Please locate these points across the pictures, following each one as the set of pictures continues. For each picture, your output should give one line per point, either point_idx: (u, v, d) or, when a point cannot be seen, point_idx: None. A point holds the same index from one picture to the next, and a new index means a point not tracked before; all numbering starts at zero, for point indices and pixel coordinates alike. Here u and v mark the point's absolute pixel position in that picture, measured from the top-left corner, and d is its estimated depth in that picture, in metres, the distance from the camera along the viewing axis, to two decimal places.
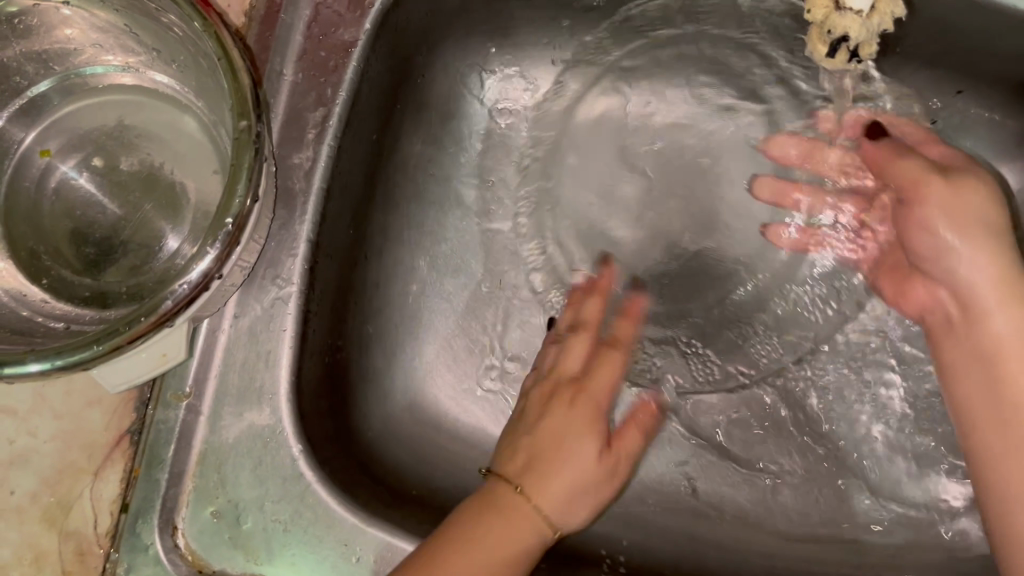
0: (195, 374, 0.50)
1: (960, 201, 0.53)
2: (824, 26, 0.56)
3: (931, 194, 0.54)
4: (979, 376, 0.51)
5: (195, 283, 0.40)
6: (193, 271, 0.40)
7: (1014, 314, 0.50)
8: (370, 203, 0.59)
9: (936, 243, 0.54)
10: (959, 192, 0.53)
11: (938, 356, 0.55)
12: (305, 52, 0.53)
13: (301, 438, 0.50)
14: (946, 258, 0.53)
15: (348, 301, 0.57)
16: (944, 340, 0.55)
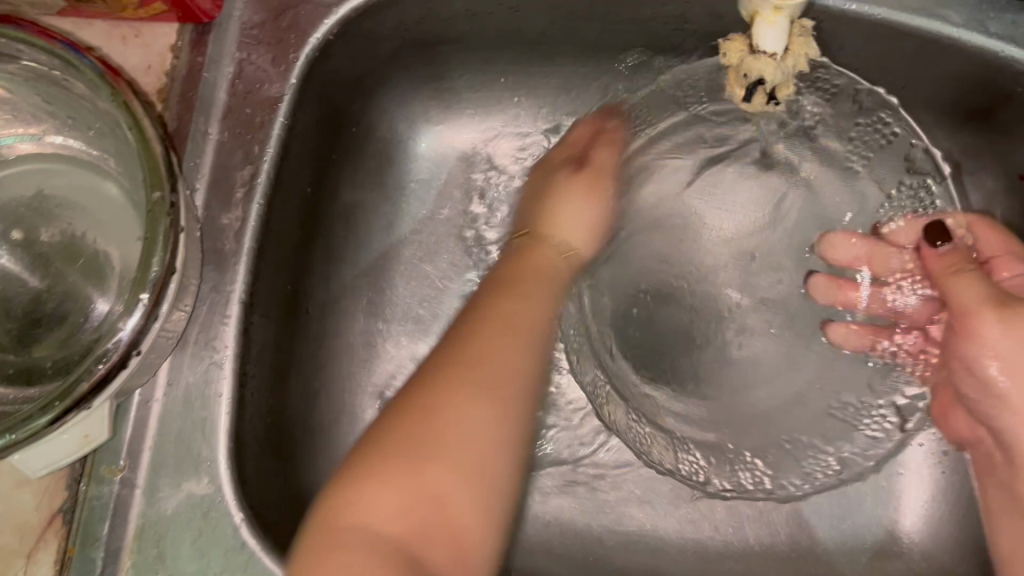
0: (129, 447, 0.49)
1: (1012, 314, 0.49)
2: (739, 69, 0.52)
3: (983, 327, 0.49)
4: (1021, 527, 0.51)
5: (116, 360, 0.39)
6: (119, 336, 0.39)
7: None
8: (308, 257, 0.58)
9: (973, 378, 0.53)
10: (1013, 333, 0.48)
11: (985, 497, 0.55)
12: (229, 110, 0.51)
13: (243, 505, 0.48)
14: (1004, 404, 0.52)
15: (289, 358, 0.56)
16: (989, 482, 0.55)
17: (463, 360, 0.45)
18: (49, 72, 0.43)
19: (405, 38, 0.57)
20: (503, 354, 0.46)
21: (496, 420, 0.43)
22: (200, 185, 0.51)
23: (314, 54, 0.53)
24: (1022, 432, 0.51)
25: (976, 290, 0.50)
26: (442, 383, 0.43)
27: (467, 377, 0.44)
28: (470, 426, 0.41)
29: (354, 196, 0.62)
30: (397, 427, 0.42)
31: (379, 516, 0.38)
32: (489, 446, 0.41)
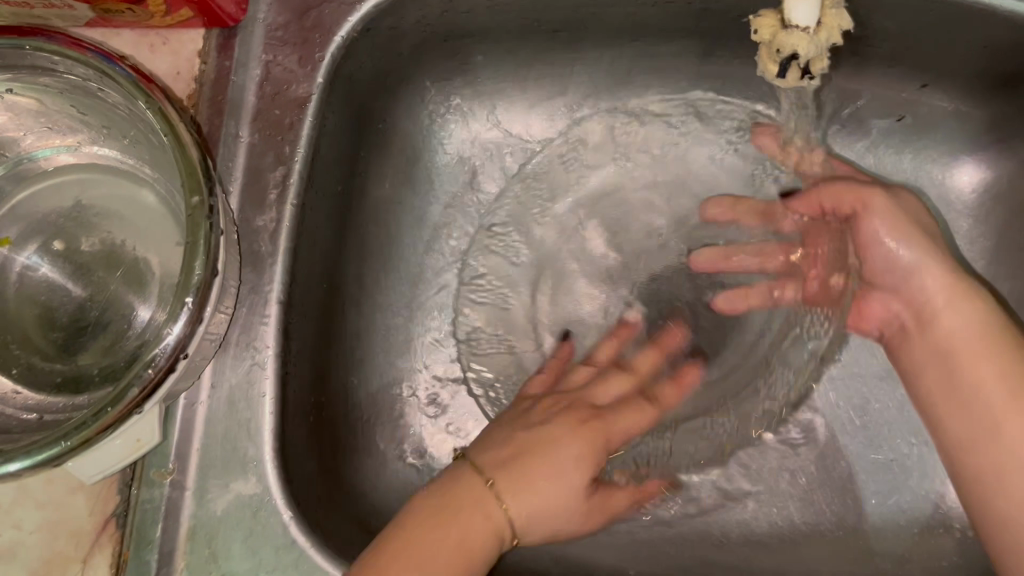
0: (178, 449, 0.49)
1: (907, 218, 0.53)
2: (772, 45, 0.51)
3: (878, 210, 0.53)
4: (966, 373, 0.48)
5: (163, 368, 0.39)
6: (165, 342, 0.39)
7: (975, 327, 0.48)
8: (340, 255, 0.58)
9: (898, 273, 0.52)
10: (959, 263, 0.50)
11: (906, 366, 0.53)
12: (259, 111, 0.52)
13: (291, 504, 0.49)
14: (909, 275, 0.52)
15: (326, 356, 0.57)
16: (904, 348, 0.54)
17: (537, 460, 0.47)
18: (81, 82, 0.44)
19: (427, 32, 0.57)
20: (535, 501, 0.45)
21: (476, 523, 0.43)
22: (234, 188, 0.51)
23: (339, 52, 0.53)
24: (938, 327, 0.50)
25: (886, 201, 0.53)
26: (421, 532, 0.42)
27: (460, 527, 0.43)
28: (433, 545, 0.42)
29: (382, 192, 0.62)
30: (418, 524, 0.43)
31: None
32: (477, 556, 0.42)
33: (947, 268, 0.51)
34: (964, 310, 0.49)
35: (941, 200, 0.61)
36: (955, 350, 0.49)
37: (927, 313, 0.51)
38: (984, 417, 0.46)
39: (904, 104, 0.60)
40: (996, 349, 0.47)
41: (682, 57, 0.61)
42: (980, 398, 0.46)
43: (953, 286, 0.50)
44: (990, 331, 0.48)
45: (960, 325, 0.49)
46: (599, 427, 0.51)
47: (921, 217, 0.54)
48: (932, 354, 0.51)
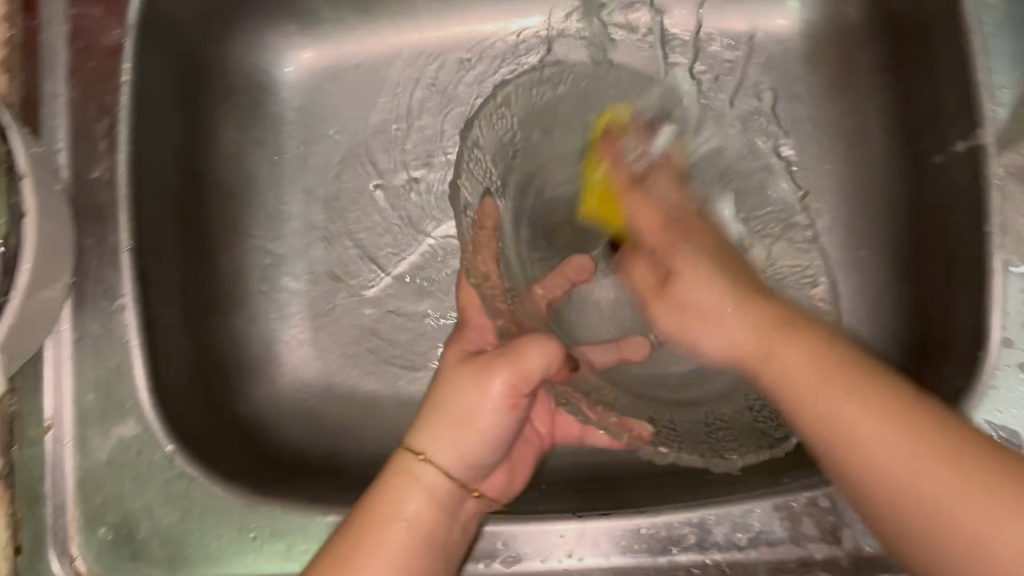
0: (53, 405, 0.50)
1: (721, 250, 0.47)
2: None
3: (687, 273, 0.45)
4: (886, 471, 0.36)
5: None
6: None
7: (861, 406, 0.37)
8: (195, 199, 0.59)
9: (705, 315, 0.44)
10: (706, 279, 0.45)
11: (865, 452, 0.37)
12: (74, 66, 0.52)
13: (173, 437, 0.51)
14: (703, 319, 0.44)
15: (197, 299, 0.58)
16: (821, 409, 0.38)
17: None
18: None
19: None
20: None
21: None
22: (62, 144, 0.52)
23: None
24: (814, 432, 0.39)
25: (695, 241, 0.47)
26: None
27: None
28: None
29: (231, 134, 0.62)
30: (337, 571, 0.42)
31: None
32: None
33: (765, 312, 0.42)
34: (874, 415, 0.37)
35: (777, 46, 0.63)
36: (826, 415, 0.38)
37: (777, 385, 0.41)
38: (854, 465, 0.37)
39: None
40: (902, 410, 0.37)
41: None
42: (894, 486, 0.35)
43: (777, 343, 0.41)
44: (873, 401, 0.37)
45: (730, 322, 0.43)
46: (435, 401, 0.46)
47: (693, 299, 0.44)
48: (812, 403, 0.39)
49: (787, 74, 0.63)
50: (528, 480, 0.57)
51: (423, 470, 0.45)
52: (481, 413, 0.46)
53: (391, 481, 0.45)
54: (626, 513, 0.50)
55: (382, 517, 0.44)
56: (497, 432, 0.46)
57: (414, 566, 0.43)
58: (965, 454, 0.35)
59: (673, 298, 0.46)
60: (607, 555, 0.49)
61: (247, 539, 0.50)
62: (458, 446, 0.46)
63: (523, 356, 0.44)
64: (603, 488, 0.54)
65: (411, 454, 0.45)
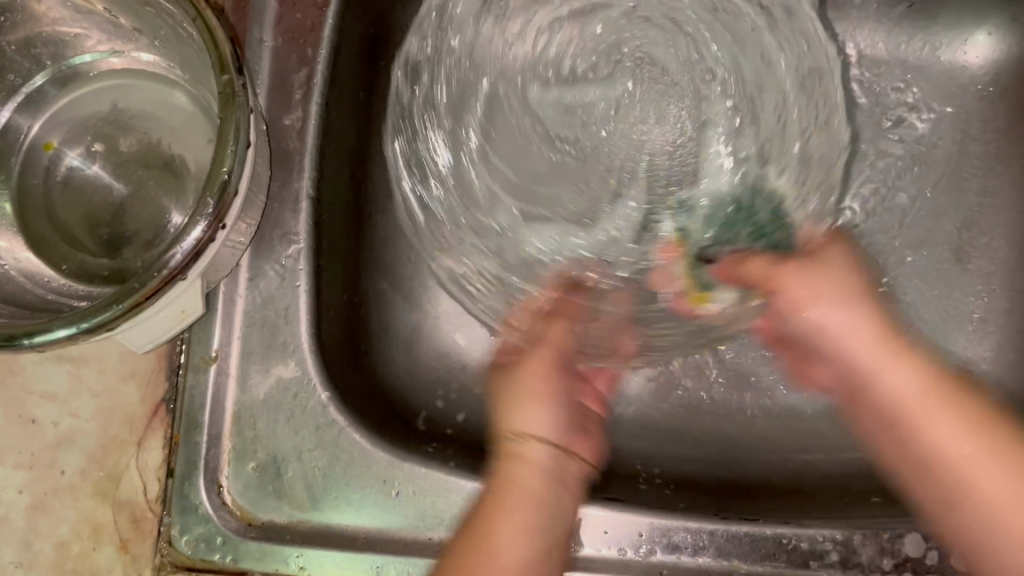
0: (220, 338, 0.52)
1: (825, 268, 0.52)
2: None
3: (794, 281, 0.51)
4: (894, 441, 0.47)
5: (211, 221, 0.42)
6: (196, 226, 0.42)
7: (919, 373, 0.47)
8: (366, 159, 0.60)
9: (891, 400, 0.47)
10: (835, 305, 0.50)
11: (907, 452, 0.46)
12: (281, 17, 0.54)
13: (329, 385, 0.52)
14: (891, 412, 0.47)
15: (355, 256, 0.59)
16: (890, 378, 0.47)
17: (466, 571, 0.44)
18: None
19: None
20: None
21: None
22: (261, 89, 0.54)
23: None
24: (879, 397, 0.48)
25: (824, 267, 0.52)
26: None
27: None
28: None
29: None
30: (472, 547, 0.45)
31: None
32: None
33: (870, 328, 0.49)
34: (900, 370, 0.47)
35: (956, 80, 0.63)
36: (912, 414, 0.46)
37: (877, 379, 0.48)
38: (960, 490, 0.44)
39: None
40: (986, 424, 0.45)
41: None
42: (986, 509, 0.43)
43: (926, 401, 0.46)
44: (947, 397, 0.46)
45: (844, 316, 0.50)
46: (501, 397, 0.52)
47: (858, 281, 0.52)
48: (889, 436, 0.47)
49: (962, 111, 0.62)
50: (656, 478, 0.56)
51: (531, 448, 0.50)
52: (532, 393, 0.52)
53: (513, 461, 0.49)
54: (771, 522, 0.49)
55: (505, 487, 0.48)
56: (562, 408, 0.52)
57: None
58: (1006, 441, 0.44)
59: (873, 400, 0.48)
60: (746, 560, 0.48)
61: (389, 494, 0.50)
62: (539, 417, 0.51)
63: (531, 358, 0.54)
64: (739, 497, 0.54)
65: (519, 440, 0.50)
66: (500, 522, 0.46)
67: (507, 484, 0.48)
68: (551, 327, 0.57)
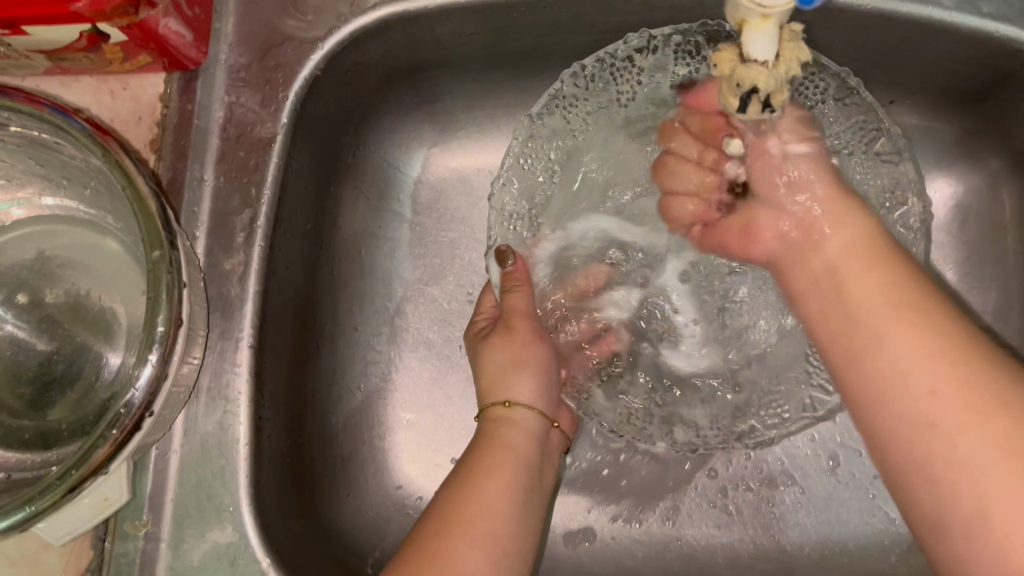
0: (151, 500, 0.48)
1: (842, 218, 0.46)
2: (731, 81, 0.44)
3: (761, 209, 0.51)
4: (898, 462, 0.38)
5: (137, 408, 0.39)
6: (123, 413, 0.39)
7: (914, 339, 0.38)
8: (314, 291, 0.57)
9: (872, 338, 0.40)
10: (853, 250, 0.45)
11: (872, 425, 0.39)
12: (223, 154, 0.51)
13: (269, 550, 0.48)
14: (877, 341, 0.40)
15: (303, 396, 0.56)
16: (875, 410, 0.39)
17: (455, 524, 0.43)
18: (38, 136, 0.43)
19: (390, 65, 0.56)
20: (482, 504, 0.45)
21: (491, 564, 0.42)
22: (200, 232, 0.51)
23: (303, 91, 0.52)
24: (824, 332, 0.44)
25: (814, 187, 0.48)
26: (414, 556, 0.42)
27: (441, 548, 0.42)
28: None
29: (354, 225, 0.61)
30: (439, 528, 0.43)
31: None
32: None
33: (862, 246, 0.45)
34: (906, 346, 0.39)
35: None
36: (907, 380, 0.38)
37: (869, 391, 0.40)
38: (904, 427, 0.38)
39: None
40: (963, 371, 0.36)
41: None
42: (922, 444, 0.36)
43: (925, 351, 0.38)
44: (893, 283, 0.42)
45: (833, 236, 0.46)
46: (507, 326, 0.54)
47: (821, 223, 0.47)
48: (857, 399, 0.41)
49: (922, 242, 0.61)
50: None
51: (516, 413, 0.51)
52: (533, 340, 0.54)
53: (492, 438, 0.50)
54: None
55: (484, 463, 0.47)
56: (549, 370, 0.54)
57: (498, 557, 0.43)
58: (994, 375, 0.36)
59: (860, 390, 0.40)
60: None
61: None
62: (531, 383, 0.52)
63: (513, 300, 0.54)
64: None
65: (497, 403, 0.52)
66: (466, 505, 0.44)
67: (487, 466, 0.47)
68: (513, 298, 0.54)
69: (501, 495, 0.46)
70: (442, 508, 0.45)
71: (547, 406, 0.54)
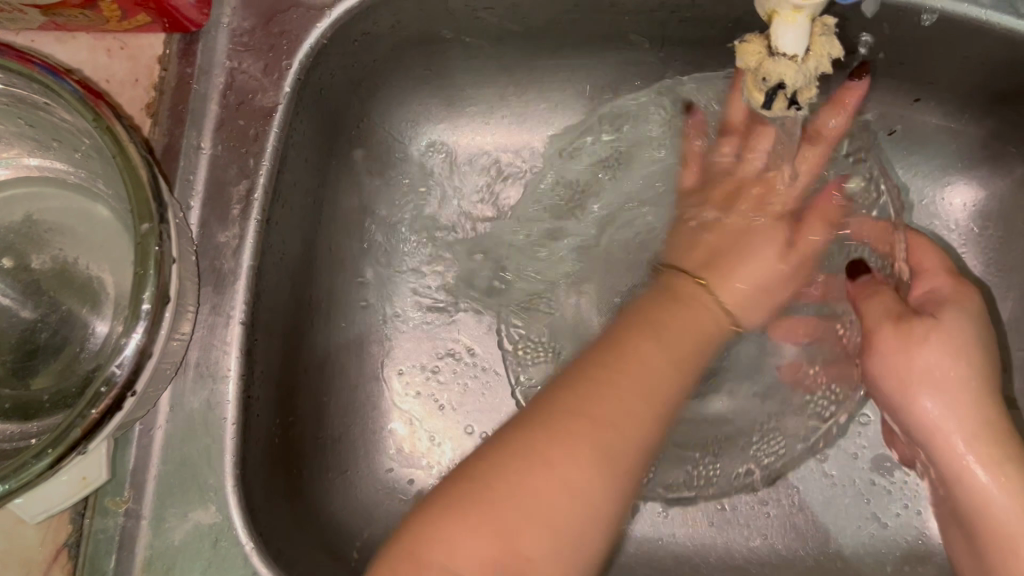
0: (133, 477, 0.47)
1: (640, 339, 0.43)
2: (757, 72, 0.43)
3: (880, 341, 0.47)
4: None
5: (119, 387, 0.37)
6: (104, 391, 0.37)
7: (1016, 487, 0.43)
8: (311, 266, 0.55)
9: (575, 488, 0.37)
10: (622, 345, 0.43)
11: None
12: (222, 122, 0.49)
13: (253, 534, 0.46)
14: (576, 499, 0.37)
15: (296, 375, 0.54)
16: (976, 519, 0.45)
17: (632, 361, 0.42)
18: (27, 95, 0.41)
19: (400, 37, 0.54)
20: (661, 370, 0.42)
21: (647, 414, 0.40)
22: (195, 202, 0.49)
23: (308, 59, 0.50)
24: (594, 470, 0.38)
25: (644, 339, 0.43)
26: (591, 382, 0.41)
27: (578, 417, 0.39)
28: (518, 480, 0.37)
29: (356, 201, 0.59)
30: (624, 365, 0.41)
31: (525, 480, 0.37)
32: (620, 452, 0.38)
33: (620, 419, 0.39)
34: (579, 464, 0.37)
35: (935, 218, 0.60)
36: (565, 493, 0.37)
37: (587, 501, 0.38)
38: (1001, 550, 0.43)
39: (898, 119, 0.57)
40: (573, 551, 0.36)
41: (669, 71, 0.58)
42: None
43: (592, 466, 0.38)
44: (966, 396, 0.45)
45: (614, 398, 0.40)
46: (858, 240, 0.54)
47: (674, 338, 0.44)
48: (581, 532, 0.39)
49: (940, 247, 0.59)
50: None
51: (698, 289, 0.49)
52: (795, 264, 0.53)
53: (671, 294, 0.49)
54: None
55: (700, 310, 0.47)
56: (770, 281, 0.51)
57: (652, 400, 0.41)
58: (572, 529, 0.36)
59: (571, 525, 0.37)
60: None
61: None
62: (750, 271, 0.50)
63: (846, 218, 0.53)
64: None
65: (686, 276, 0.50)
66: (649, 347, 0.43)
67: (702, 314, 0.47)
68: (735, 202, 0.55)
69: (671, 354, 0.43)
70: (621, 343, 0.43)
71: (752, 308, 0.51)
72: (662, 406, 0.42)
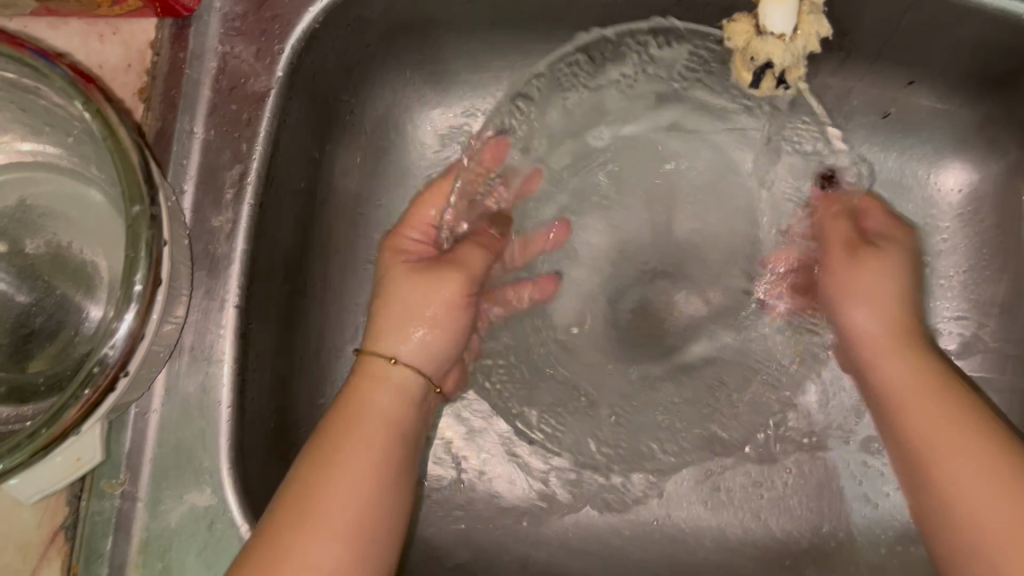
0: (129, 460, 0.47)
1: (380, 346, 0.50)
2: (747, 52, 0.43)
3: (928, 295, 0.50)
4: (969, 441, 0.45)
5: (112, 368, 0.38)
6: (96, 371, 0.37)
7: None
8: (305, 251, 0.55)
9: (327, 501, 0.42)
10: (388, 300, 0.52)
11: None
12: (215, 107, 0.49)
13: (249, 516, 0.47)
14: (337, 501, 0.43)
15: (291, 358, 0.54)
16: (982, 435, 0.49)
17: (377, 378, 0.49)
18: (19, 79, 0.41)
19: (392, 21, 0.54)
20: (402, 367, 0.50)
21: (390, 444, 0.46)
22: (188, 186, 0.49)
23: (300, 44, 0.50)
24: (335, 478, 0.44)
25: (404, 300, 0.51)
26: (344, 430, 0.46)
27: (346, 454, 0.45)
28: (293, 519, 0.42)
29: (350, 186, 0.59)
30: (365, 387, 0.49)
31: (325, 512, 0.42)
32: (386, 466, 0.45)
33: (389, 419, 0.47)
34: (341, 475, 0.43)
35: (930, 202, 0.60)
36: (311, 521, 0.42)
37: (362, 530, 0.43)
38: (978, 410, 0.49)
39: (892, 102, 0.57)
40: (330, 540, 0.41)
41: None
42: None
43: (366, 474, 0.44)
44: (960, 426, 0.46)
45: (383, 401, 0.48)
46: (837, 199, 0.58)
47: (408, 384, 0.50)
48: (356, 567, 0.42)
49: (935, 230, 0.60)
50: None
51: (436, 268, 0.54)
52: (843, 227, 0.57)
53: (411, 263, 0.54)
54: None
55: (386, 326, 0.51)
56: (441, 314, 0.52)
57: (393, 431, 0.47)
58: (294, 521, 0.42)
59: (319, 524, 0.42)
60: None
61: None
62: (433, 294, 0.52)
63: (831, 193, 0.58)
64: None
65: (381, 356, 0.50)
66: (364, 402, 0.48)
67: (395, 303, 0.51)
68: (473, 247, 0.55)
69: (410, 383, 0.50)
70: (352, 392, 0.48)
71: (434, 369, 0.52)
72: (388, 438, 0.47)
